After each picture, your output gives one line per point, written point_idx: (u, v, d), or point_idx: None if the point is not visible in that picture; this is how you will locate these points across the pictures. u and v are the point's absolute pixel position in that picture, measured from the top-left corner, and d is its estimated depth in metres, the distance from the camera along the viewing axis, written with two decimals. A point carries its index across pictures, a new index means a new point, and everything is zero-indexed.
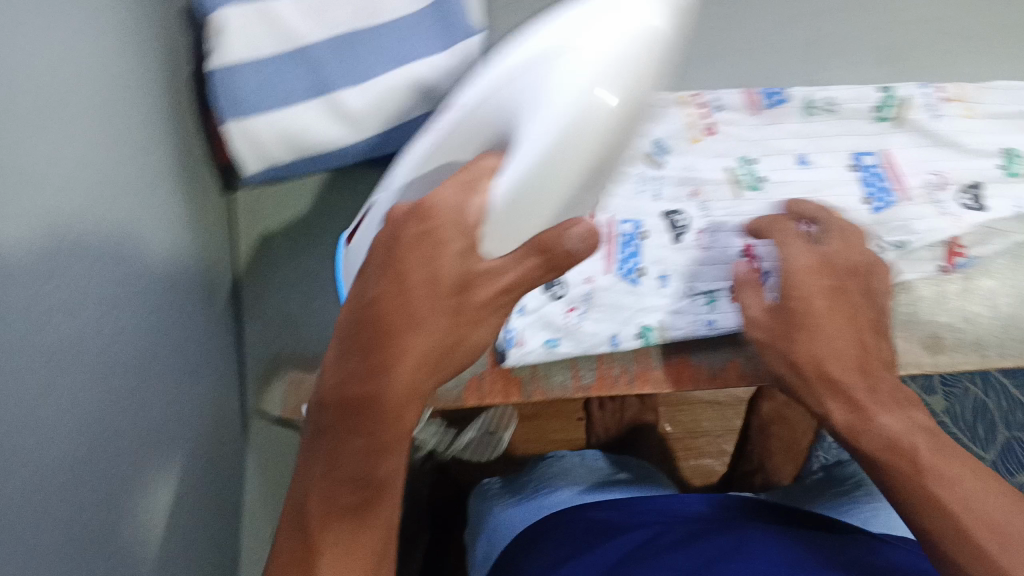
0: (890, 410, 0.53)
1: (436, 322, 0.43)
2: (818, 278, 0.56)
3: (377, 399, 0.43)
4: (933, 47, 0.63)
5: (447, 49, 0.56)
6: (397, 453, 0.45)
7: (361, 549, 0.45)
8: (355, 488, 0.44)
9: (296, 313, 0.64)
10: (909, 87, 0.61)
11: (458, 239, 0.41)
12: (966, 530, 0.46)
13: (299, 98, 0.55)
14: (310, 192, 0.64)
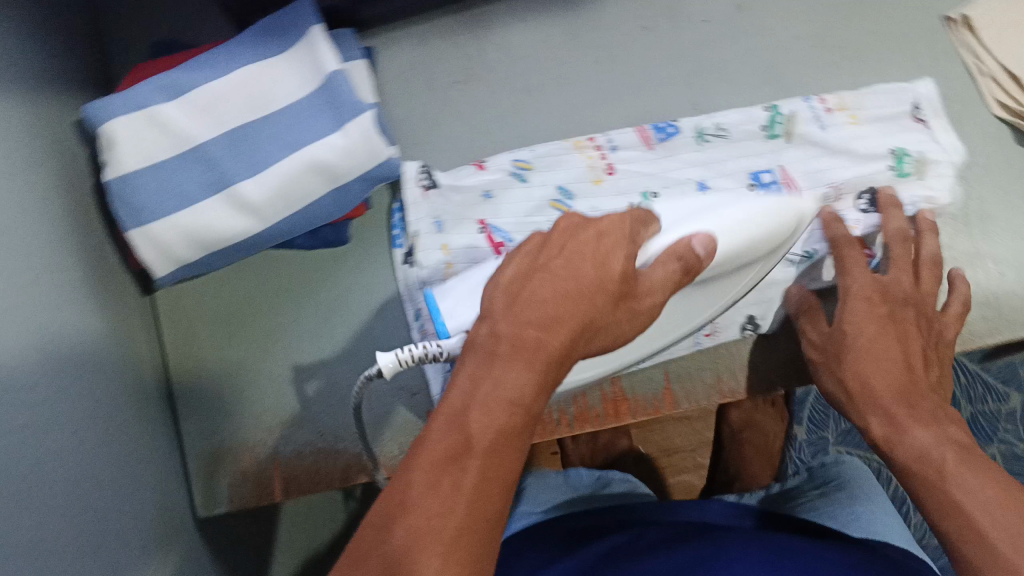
0: (925, 424, 0.48)
1: (575, 292, 0.39)
2: (874, 308, 0.53)
3: (542, 343, 0.37)
4: (809, 60, 0.60)
5: (339, 128, 0.56)
6: (542, 397, 0.37)
7: (494, 487, 0.34)
8: (509, 414, 0.35)
9: (230, 404, 0.63)
10: (789, 103, 0.59)
11: (615, 251, 0.42)
12: (976, 529, 0.41)
13: (197, 197, 0.55)
14: (232, 284, 0.64)
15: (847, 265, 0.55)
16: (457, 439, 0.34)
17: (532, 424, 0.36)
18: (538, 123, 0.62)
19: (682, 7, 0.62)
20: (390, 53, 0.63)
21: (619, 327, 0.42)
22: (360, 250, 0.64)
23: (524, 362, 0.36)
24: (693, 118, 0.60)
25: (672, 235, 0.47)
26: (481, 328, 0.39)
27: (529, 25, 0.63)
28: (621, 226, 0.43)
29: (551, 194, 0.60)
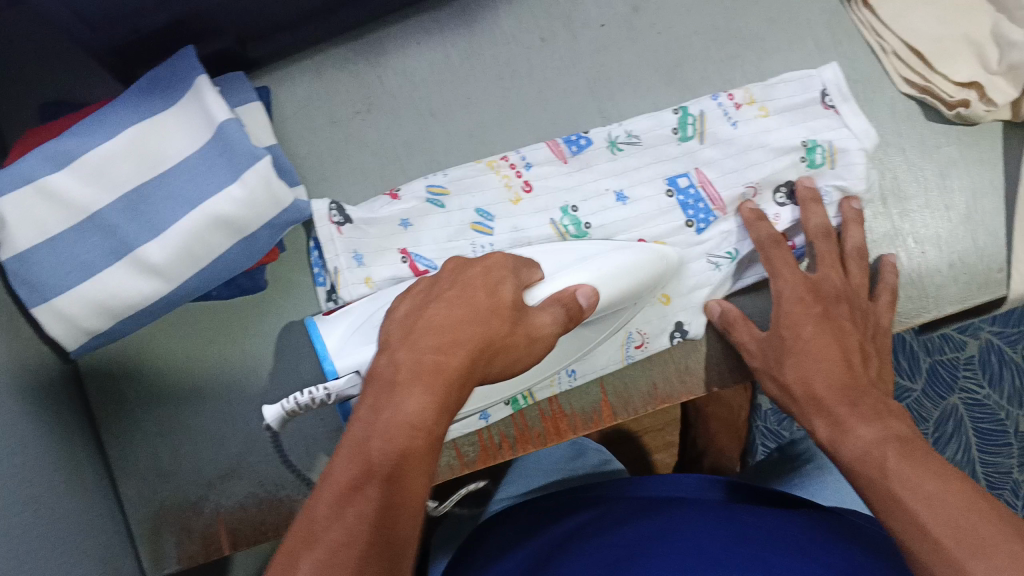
0: (868, 422, 0.46)
1: (463, 326, 0.43)
2: (809, 309, 0.53)
3: (441, 365, 0.41)
4: (711, 55, 0.59)
5: (236, 179, 0.54)
6: (442, 420, 0.39)
7: (404, 507, 0.35)
8: (409, 436, 0.37)
9: (165, 462, 0.61)
10: (698, 101, 0.59)
11: (504, 283, 0.47)
12: (915, 523, 0.38)
13: (99, 266, 0.53)
14: (151, 339, 0.61)
15: (775, 267, 0.55)
16: (360, 466, 0.36)
17: (434, 448, 0.38)
18: (447, 144, 0.61)
19: (578, 12, 0.60)
20: (286, 89, 0.61)
21: (519, 352, 0.46)
22: (279, 293, 0.62)
23: (420, 388, 0.39)
24: (604, 127, 0.59)
25: (555, 282, 0.50)
26: (381, 360, 0.43)
27: (424, 46, 0.61)
28: (501, 265, 0.47)
29: (472, 217, 0.59)
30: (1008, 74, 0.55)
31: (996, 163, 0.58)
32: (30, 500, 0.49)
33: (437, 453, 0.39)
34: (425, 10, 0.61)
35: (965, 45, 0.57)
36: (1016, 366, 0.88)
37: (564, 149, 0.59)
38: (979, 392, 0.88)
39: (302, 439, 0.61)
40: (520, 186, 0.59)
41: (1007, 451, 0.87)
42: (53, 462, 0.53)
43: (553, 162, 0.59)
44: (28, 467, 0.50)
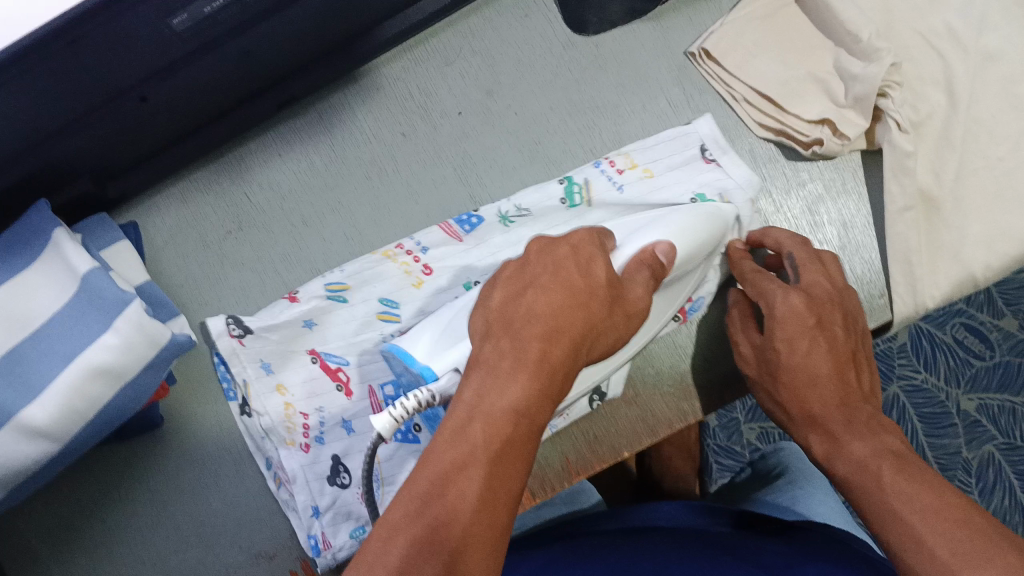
0: (862, 437, 0.46)
1: (563, 313, 0.41)
2: (807, 320, 0.50)
3: (548, 354, 0.39)
4: (570, 127, 0.60)
5: (109, 328, 0.53)
6: (543, 409, 0.38)
7: (498, 499, 0.35)
8: (511, 425, 0.37)
9: None
10: (579, 171, 0.59)
11: (597, 260, 0.45)
12: (909, 531, 0.40)
13: None
14: (58, 491, 0.58)
15: (763, 288, 0.52)
16: (461, 452, 0.35)
17: (536, 436, 0.38)
18: (325, 253, 0.60)
19: (435, 103, 0.61)
20: (153, 222, 0.60)
21: (615, 330, 0.44)
22: (177, 427, 0.60)
23: (525, 377, 0.38)
24: (494, 203, 0.59)
25: (642, 238, 0.50)
26: (486, 345, 0.41)
27: (288, 157, 0.61)
28: (589, 242, 0.45)
29: (376, 308, 0.58)
30: (855, 106, 0.56)
31: (861, 193, 0.59)
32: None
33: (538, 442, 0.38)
34: (284, 122, 0.61)
35: (811, 82, 0.58)
36: (948, 346, 0.89)
37: (455, 230, 0.59)
38: (917, 378, 0.89)
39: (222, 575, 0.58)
40: (419, 270, 0.58)
41: (952, 431, 0.87)
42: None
43: (444, 245, 0.59)
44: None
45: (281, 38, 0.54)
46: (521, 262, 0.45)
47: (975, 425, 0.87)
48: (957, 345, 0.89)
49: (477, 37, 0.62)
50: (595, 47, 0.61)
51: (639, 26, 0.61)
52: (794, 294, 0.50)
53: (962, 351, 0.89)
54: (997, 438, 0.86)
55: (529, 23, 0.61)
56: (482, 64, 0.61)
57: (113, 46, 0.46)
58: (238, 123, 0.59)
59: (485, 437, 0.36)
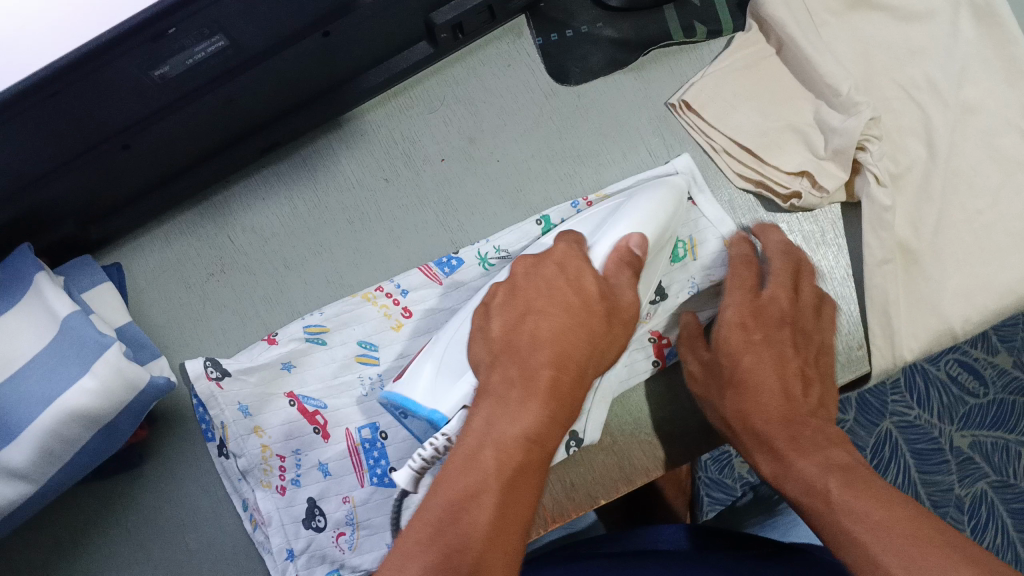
0: (810, 453, 0.46)
1: (566, 343, 0.44)
2: (746, 335, 0.52)
3: (555, 382, 0.43)
4: (551, 175, 0.60)
5: (87, 371, 0.53)
6: (549, 436, 0.42)
7: (511, 521, 0.38)
8: (521, 450, 0.40)
9: None
10: (558, 210, 0.59)
11: (585, 274, 0.48)
12: (865, 552, 0.38)
13: None
14: (35, 530, 0.58)
15: (730, 286, 0.54)
16: (473, 478, 0.39)
17: (541, 465, 0.41)
18: (306, 294, 0.60)
19: (417, 149, 0.61)
20: (137, 263, 0.61)
21: (615, 340, 0.48)
22: (156, 466, 0.60)
23: (535, 404, 0.41)
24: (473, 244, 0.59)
25: (608, 237, 0.51)
26: (493, 374, 0.44)
27: (271, 202, 0.62)
28: (571, 256, 0.49)
29: (354, 350, 0.58)
30: (835, 158, 0.57)
31: (840, 244, 0.58)
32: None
33: (542, 474, 0.41)
34: (267, 166, 0.62)
35: (790, 133, 0.59)
36: (941, 382, 0.85)
37: (435, 271, 0.59)
38: (909, 414, 0.84)
39: None
40: (399, 312, 0.58)
41: (946, 468, 0.83)
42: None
43: (423, 286, 0.59)
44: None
45: (261, 88, 0.55)
46: (504, 288, 0.49)
47: (967, 463, 0.83)
48: (949, 382, 0.85)
49: (460, 85, 0.62)
50: (576, 96, 0.61)
51: (621, 77, 0.62)
52: (746, 305, 0.53)
53: (955, 388, 0.85)
54: (990, 476, 0.82)
55: (512, 73, 0.62)
56: (465, 112, 0.62)
57: (92, 99, 0.47)
58: (221, 168, 0.60)
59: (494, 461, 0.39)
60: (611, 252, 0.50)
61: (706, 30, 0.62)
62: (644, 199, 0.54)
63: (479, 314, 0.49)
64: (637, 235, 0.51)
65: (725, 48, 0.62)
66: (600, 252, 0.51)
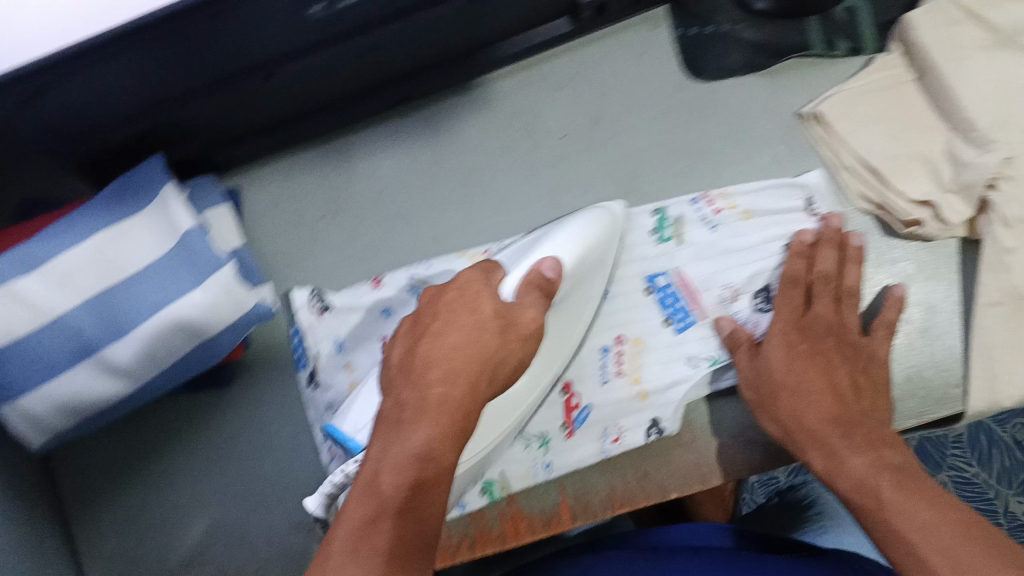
0: (861, 453, 0.46)
1: (479, 357, 0.42)
2: (791, 345, 0.53)
3: (449, 396, 0.41)
4: (670, 167, 0.61)
5: (199, 284, 0.55)
6: (449, 452, 0.39)
7: (417, 540, 0.36)
8: (419, 465, 0.38)
9: (131, 552, 0.62)
10: (676, 202, 0.59)
11: (481, 296, 0.45)
12: (921, 559, 0.38)
13: (64, 366, 0.54)
14: (121, 431, 0.63)
15: (778, 304, 0.55)
16: (373, 504, 0.37)
17: (441, 479, 0.39)
18: (412, 247, 0.61)
19: (541, 122, 0.62)
20: (255, 193, 0.63)
21: (513, 355, 0.45)
22: (244, 385, 0.63)
23: (426, 422, 0.39)
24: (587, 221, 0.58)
25: (523, 265, 0.48)
26: (392, 398, 0.42)
27: (391, 154, 0.63)
28: (473, 278, 0.46)
29: None
30: (962, 192, 0.55)
31: (953, 280, 0.58)
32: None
33: (445, 486, 0.39)
34: (392, 120, 0.63)
35: (918, 162, 0.57)
36: None
37: None
38: None
39: (264, 530, 0.62)
40: None
41: None
42: (27, 560, 0.54)
43: None
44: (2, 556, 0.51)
45: (397, 45, 0.57)
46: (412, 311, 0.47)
47: None
48: None
49: (593, 65, 0.63)
50: (709, 92, 0.62)
51: (756, 80, 0.62)
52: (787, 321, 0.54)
53: None
54: None
55: (646, 62, 0.63)
56: (592, 92, 0.62)
57: (235, 32, 0.49)
58: (349, 114, 0.62)
59: (395, 485, 0.37)
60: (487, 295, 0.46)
61: (848, 47, 0.62)
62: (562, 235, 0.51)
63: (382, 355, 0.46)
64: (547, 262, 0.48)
65: (863, 68, 0.61)
66: (505, 284, 0.47)
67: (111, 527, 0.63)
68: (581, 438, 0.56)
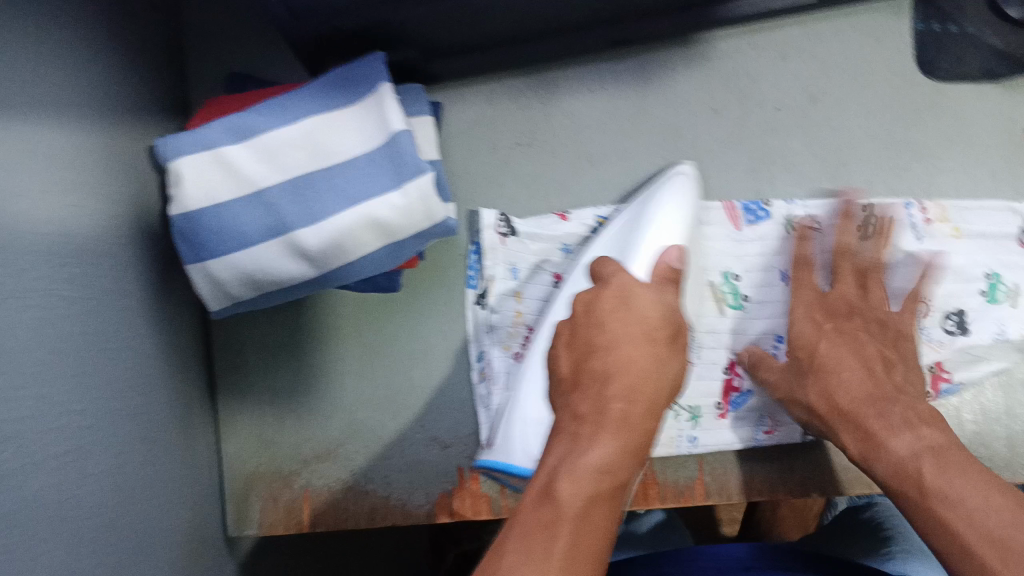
0: (899, 433, 0.49)
1: (661, 373, 0.43)
2: (818, 327, 0.57)
3: (627, 414, 0.42)
4: (882, 161, 0.61)
5: (398, 187, 0.56)
6: (627, 464, 0.41)
7: (585, 544, 0.38)
8: (596, 480, 0.39)
9: (267, 431, 0.65)
10: (890, 204, 0.60)
11: (636, 295, 0.46)
12: (959, 541, 0.42)
13: (255, 238, 0.55)
14: (275, 316, 0.66)
15: (796, 293, 0.59)
16: (549, 514, 0.38)
17: (620, 488, 0.41)
18: (600, 191, 0.63)
19: (757, 90, 0.61)
20: (456, 108, 0.64)
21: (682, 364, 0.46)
22: (410, 295, 0.65)
23: (607, 438, 0.41)
24: (786, 206, 0.60)
25: (644, 253, 0.54)
26: (570, 406, 0.44)
27: (597, 94, 0.63)
28: (628, 281, 0.46)
29: None
30: None
31: None
32: (144, 437, 0.54)
33: (617, 495, 0.41)
34: (607, 61, 0.63)
35: None
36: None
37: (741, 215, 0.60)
38: None
39: (399, 442, 0.64)
40: None
41: None
42: (171, 418, 0.58)
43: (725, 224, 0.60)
44: (145, 411, 0.55)
45: None
46: (572, 306, 0.49)
47: None
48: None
49: (822, 41, 0.61)
50: (936, 92, 0.61)
51: (989, 89, 0.61)
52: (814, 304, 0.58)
53: None
54: None
55: (879, 48, 0.61)
56: (817, 69, 0.61)
57: None
58: (568, 48, 0.61)
59: (574, 497, 0.39)
60: (651, 268, 0.49)
61: None
62: (649, 224, 0.56)
63: (557, 368, 0.47)
64: (660, 242, 0.55)
65: None
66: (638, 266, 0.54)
67: (251, 404, 0.66)
68: (730, 421, 0.60)
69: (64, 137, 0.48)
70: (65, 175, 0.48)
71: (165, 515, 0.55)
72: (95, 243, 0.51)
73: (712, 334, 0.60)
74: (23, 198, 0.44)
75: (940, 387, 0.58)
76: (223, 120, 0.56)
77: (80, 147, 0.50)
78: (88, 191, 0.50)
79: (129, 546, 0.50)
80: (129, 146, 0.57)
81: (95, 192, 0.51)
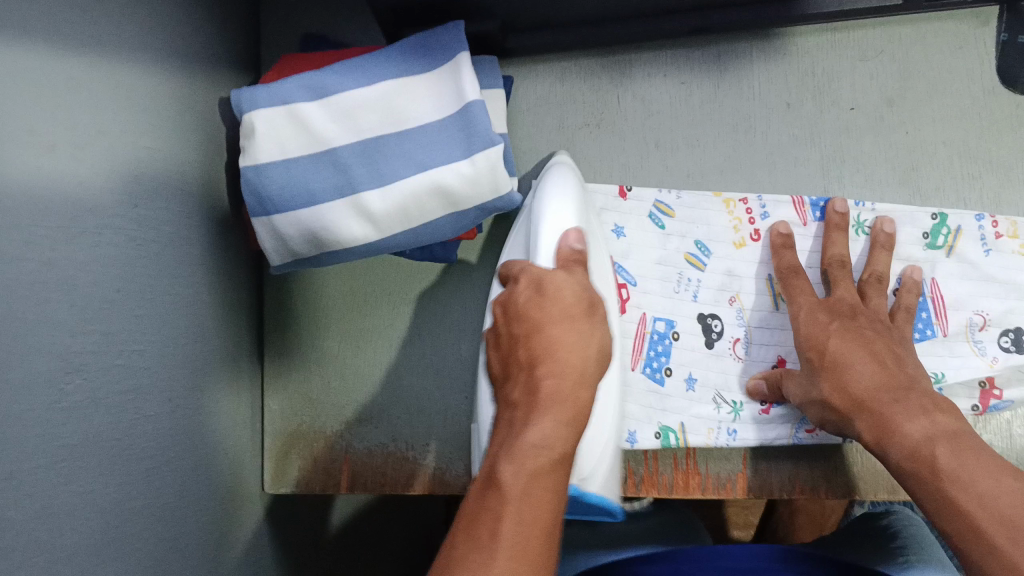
0: (914, 418, 0.47)
1: (585, 345, 0.41)
2: (824, 326, 0.55)
3: (559, 388, 0.39)
4: (953, 167, 0.60)
5: (467, 157, 0.55)
6: (570, 440, 0.38)
7: (534, 525, 0.34)
8: (539, 454, 0.36)
9: (313, 391, 0.66)
10: (960, 215, 0.60)
11: (554, 283, 0.43)
12: (970, 523, 0.41)
13: (322, 198, 0.54)
14: (332, 278, 0.67)
15: (794, 296, 0.58)
16: (492, 499, 0.35)
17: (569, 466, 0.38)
18: (665, 177, 0.63)
19: (832, 89, 0.62)
20: (528, 84, 0.64)
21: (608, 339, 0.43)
22: (464, 267, 0.66)
23: (548, 415, 0.38)
24: (855, 207, 0.60)
25: (547, 239, 0.48)
26: (511, 396, 0.41)
27: (671, 79, 0.63)
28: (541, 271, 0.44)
29: (689, 247, 0.62)
30: None
31: None
32: (195, 375, 0.54)
33: (568, 472, 0.38)
34: (684, 48, 0.63)
35: None
36: None
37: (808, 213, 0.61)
38: None
39: (441, 410, 0.64)
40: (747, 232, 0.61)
41: None
42: (220, 361, 0.58)
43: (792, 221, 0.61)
44: (198, 355, 0.55)
45: None
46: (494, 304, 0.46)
47: None
48: None
49: (903, 45, 0.61)
50: (1016, 106, 0.60)
51: None
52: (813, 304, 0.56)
53: None
54: None
55: (961, 56, 0.61)
56: (895, 72, 0.61)
57: None
58: (647, 31, 0.61)
59: (517, 478, 0.35)
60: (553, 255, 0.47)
61: None
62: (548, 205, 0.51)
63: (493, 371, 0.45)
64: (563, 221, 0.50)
65: None
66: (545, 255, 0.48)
67: (299, 361, 0.66)
68: (775, 415, 0.59)
69: (143, 79, 0.49)
70: (145, 106, 0.49)
71: (207, 453, 0.55)
72: (167, 184, 0.51)
73: (764, 329, 0.60)
74: (108, 123, 0.44)
75: (989, 403, 0.58)
76: (300, 79, 0.55)
77: (161, 83, 0.51)
78: (166, 126, 0.51)
79: (174, 488, 0.50)
80: (206, 94, 0.57)
81: (172, 129, 0.52)
